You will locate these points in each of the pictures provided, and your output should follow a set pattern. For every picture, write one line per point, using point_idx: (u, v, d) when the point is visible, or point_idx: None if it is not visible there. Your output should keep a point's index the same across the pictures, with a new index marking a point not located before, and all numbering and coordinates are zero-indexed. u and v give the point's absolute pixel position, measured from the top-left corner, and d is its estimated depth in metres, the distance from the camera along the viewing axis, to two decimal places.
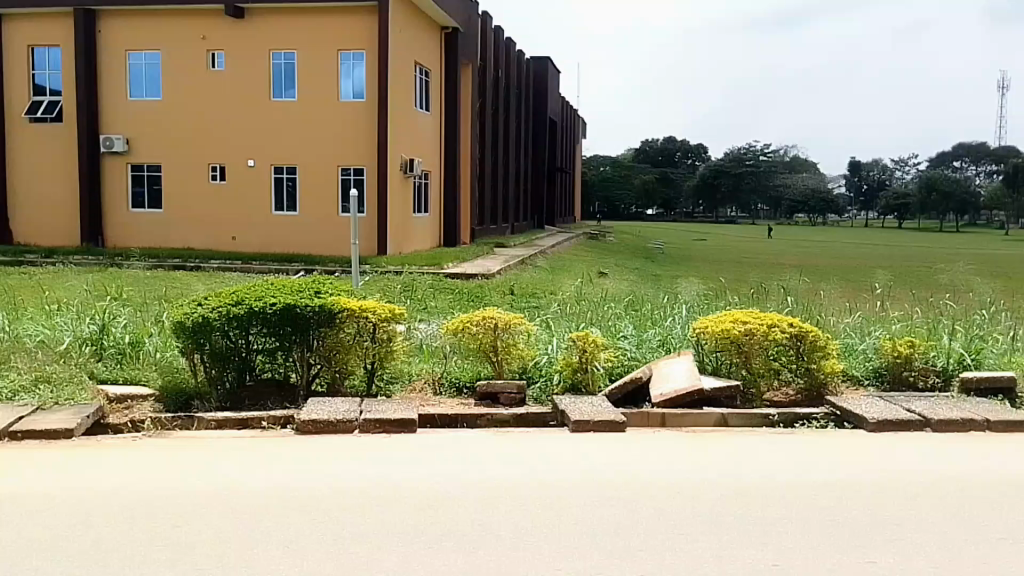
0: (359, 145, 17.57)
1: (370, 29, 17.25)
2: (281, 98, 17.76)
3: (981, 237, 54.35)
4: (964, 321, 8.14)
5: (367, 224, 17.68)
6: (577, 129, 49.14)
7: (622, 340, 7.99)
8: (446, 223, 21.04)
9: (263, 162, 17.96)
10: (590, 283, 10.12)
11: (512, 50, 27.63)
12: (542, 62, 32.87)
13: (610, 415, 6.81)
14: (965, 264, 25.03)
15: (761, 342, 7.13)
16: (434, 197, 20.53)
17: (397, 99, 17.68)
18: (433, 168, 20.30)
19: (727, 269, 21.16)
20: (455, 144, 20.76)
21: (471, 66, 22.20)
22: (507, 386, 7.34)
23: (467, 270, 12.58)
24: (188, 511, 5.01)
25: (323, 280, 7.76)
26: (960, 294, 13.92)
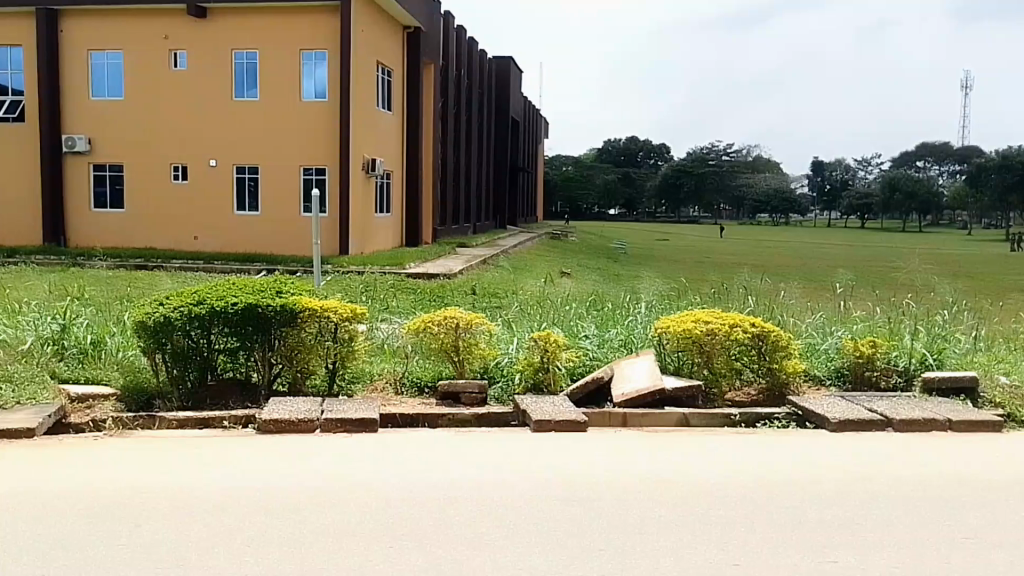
0: (321, 145, 16.83)
1: (334, 28, 16.47)
2: (243, 98, 16.93)
3: (934, 235, 57.57)
4: (925, 320, 8.44)
5: (328, 224, 16.99)
6: (540, 130, 49.26)
7: (584, 340, 7.95)
8: (406, 223, 20.45)
9: (226, 162, 17.11)
10: (553, 282, 10.09)
11: (474, 50, 27.26)
12: (504, 61, 32.67)
13: (571, 415, 6.73)
14: (933, 265, 25.94)
15: (724, 342, 7.22)
16: (396, 197, 19.91)
17: (359, 98, 16.98)
18: (396, 167, 19.70)
19: (687, 268, 21.51)
20: (418, 144, 20.17)
21: (433, 66, 21.60)
22: (469, 386, 7.18)
23: (429, 270, 12.35)
24: (139, 510, 4.74)
25: (284, 280, 7.65)
26: (907, 294, 14.30)
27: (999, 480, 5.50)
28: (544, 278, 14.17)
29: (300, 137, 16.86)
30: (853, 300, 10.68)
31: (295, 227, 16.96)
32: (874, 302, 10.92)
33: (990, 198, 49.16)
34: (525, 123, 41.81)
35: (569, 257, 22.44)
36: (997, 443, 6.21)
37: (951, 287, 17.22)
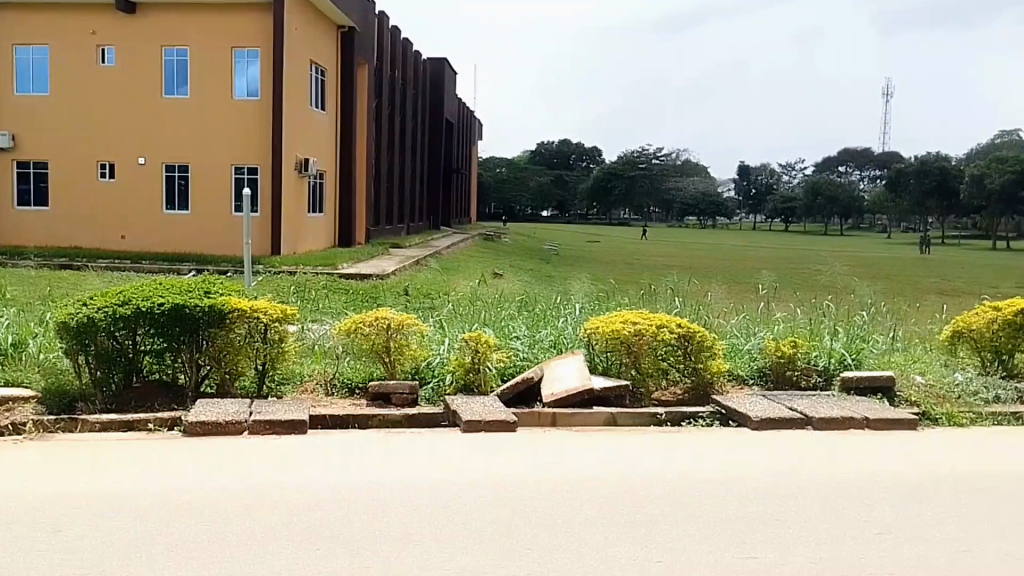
0: (253, 144, 16.63)
1: (267, 26, 16.34)
2: (173, 95, 16.67)
3: (863, 238, 59.54)
4: (844, 321, 8.71)
5: (260, 224, 16.81)
6: (474, 133, 49.62)
7: (515, 341, 8.00)
8: (340, 223, 20.31)
9: (155, 160, 16.80)
10: (484, 283, 10.18)
11: (409, 51, 27.24)
12: (439, 62, 32.72)
13: (500, 415, 6.75)
14: (846, 267, 26.96)
15: (652, 342, 7.31)
16: (328, 197, 19.75)
17: (293, 97, 16.85)
18: (329, 167, 19.54)
19: (619, 270, 21.93)
20: (352, 144, 20.04)
21: (367, 66, 21.52)
22: (399, 387, 7.14)
23: (361, 270, 12.38)
24: (58, 517, 4.63)
25: (213, 280, 7.57)
26: (805, 296, 14.89)
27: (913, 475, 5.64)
28: (475, 278, 14.36)
29: (240, 136, 16.63)
30: (774, 301, 11.00)
31: (226, 227, 16.69)
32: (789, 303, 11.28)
33: (909, 203, 51.18)
34: (460, 126, 42.03)
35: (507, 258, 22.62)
36: (911, 440, 6.41)
37: (856, 286, 17.98)
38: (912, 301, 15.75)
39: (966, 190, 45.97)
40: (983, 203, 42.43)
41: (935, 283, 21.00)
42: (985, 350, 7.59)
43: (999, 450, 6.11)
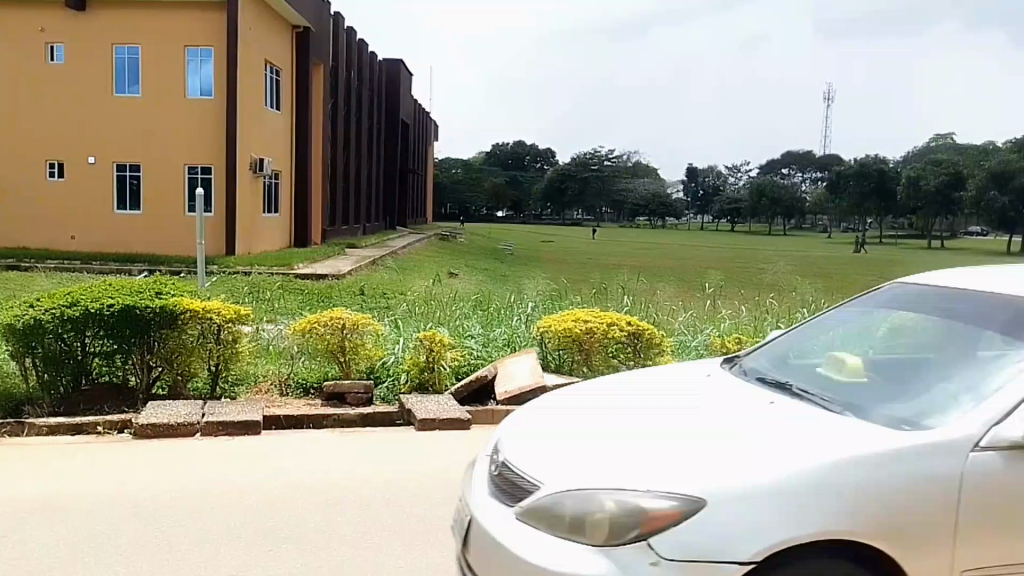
0: (208, 143, 16.40)
1: (220, 26, 16.13)
2: (125, 94, 16.32)
3: (808, 237, 61.09)
4: (788, 318, 9.03)
5: (213, 224, 16.61)
6: (430, 133, 49.60)
7: (469, 340, 8.10)
8: (296, 224, 20.16)
9: (106, 160, 16.44)
10: (440, 283, 10.29)
11: (364, 51, 27.10)
12: (395, 63, 32.52)
13: (456, 412, 6.86)
14: (792, 266, 27.67)
15: (602, 340, 7.50)
16: (284, 197, 19.57)
17: (247, 98, 16.69)
18: (285, 167, 19.34)
19: (572, 269, 22.20)
20: (307, 144, 19.86)
21: (322, 67, 21.37)
22: (355, 387, 7.17)
23: (317, 270, 12.36)
24: (13, 522, 4.61)
25: (165, 280, 7.52)
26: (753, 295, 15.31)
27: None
28: (431, 278, 14.45)
29: (195, 135, 16.37)
30: (722, 300, 11.32)
31: (178, 228, 16.44)
32: (738, 301, 11.63)
33: (850, 203, 52.71)
34: (415, 126, 41.93)
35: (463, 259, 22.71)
36: None
37: (802, 286, 18.49)
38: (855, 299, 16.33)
39: (903, 191, 47.55)
40: (919, 204, 44.15)
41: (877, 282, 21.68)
42: None
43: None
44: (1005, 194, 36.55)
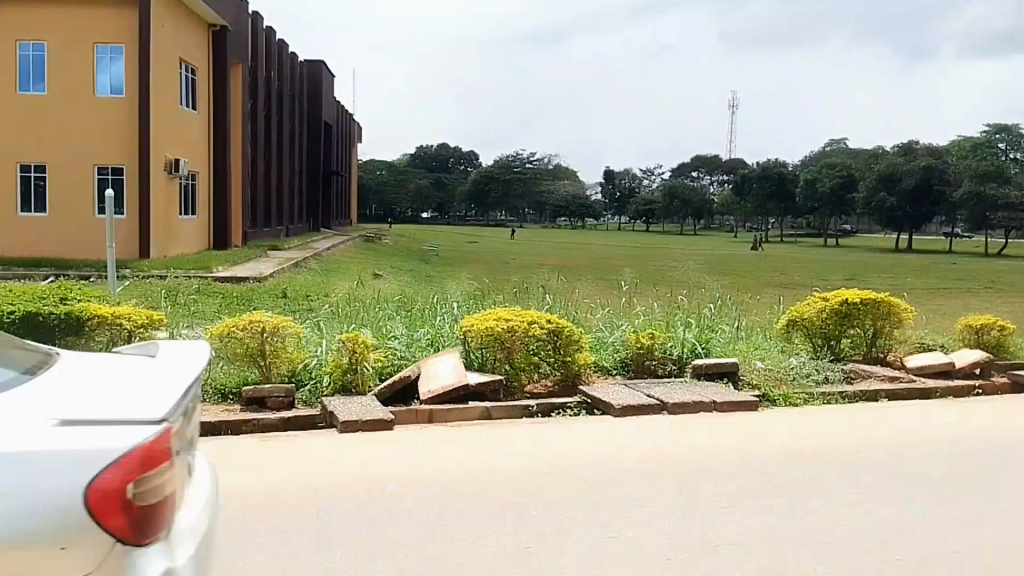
0: (119, 143, 15.73)
1: (132, 23, 15.55)
2: (29, 92, 15.54)
3: (715, 236, 63.40)
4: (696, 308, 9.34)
5: (126, 226, 15.98)
6: (353, 135, 48.95)
7: (391, 340, 6.94)
8: (215, 226, 19.56)
9: (8, 160, 15.59)
10: (362, 284, 10.25)
11: (285, 51, 26.53)
12: (316, 64, 31.93)
13: (378, 413, 5.53)
14: (701, 265, 28.73)
15: (524, 338, 6.43)
16: (201, 199, 18.94)
17: (161, 96, 16.12)
18: (201, 168, 18.71)
19: (493, 270, 22.36)
20: (224, 144, 19.26)
21: (240, 66, 20.83)
22: (275, 389, 5.80)
23: (238, 274, 12.10)
24: None
25: (72, 285, 7.10)
26: (669, 293, 15.83)
27: (779, 413, 6.10)
28: (355, 280, 14.32)
29: (105, 134, 15.67)
30: (635, 296, 11.65)
31: (88, 230, 15.72)
32: (655, 299, 12.02)
33: (754, 205, 55.20)
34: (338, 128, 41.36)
35: (385, 261, 22.50)
36: None
37: (709, 281, 19.20)
38: (763, 295, 17.11)
39: (801, 192, 50.33)
40: (817, 204, 46.79)
41: (779, 277, 22.82)
42: (816, 337, 7.55)
43: (847, 415, 5.97)
44: (891, 195, 39.24)
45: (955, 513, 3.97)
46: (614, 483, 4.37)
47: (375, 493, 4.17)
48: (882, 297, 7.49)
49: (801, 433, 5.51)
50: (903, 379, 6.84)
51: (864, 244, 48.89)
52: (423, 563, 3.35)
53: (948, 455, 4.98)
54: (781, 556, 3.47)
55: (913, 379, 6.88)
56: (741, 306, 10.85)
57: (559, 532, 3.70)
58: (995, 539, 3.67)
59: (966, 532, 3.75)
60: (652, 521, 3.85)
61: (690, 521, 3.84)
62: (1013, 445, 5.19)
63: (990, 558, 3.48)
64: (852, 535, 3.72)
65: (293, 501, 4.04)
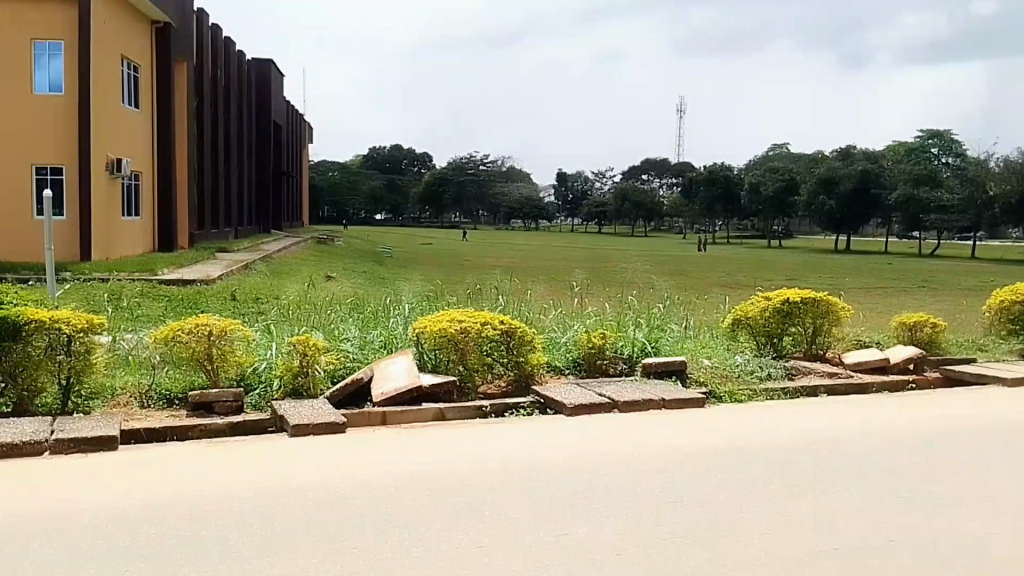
0: (58, 142, 15.22)
1: (70, 19, 15.06)
2: None
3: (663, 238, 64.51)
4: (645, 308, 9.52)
5: (65, 228, 15.46)
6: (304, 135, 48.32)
7: (344, 342, 6.89)
8: (159, 227, 19.07)
9: None
10: (314, 286, 10.15)
11: (231, 49, 26.01)
12: (265, 63, 31.41)
13: (330, 415, 5.49)
14: (650, 266, 29.24)
15: (476, 339, 6.47)
16: (145, 199, 18.45)
17: (101, 95, 15.65)
18: (145, 168, 18.22)
19: (445, 271, 22.33)
20: (168, 143, 18.79)
21: (185, 64, 20.36)
22: (223, 392, 5.70)
23: (185, 276, 11.85)
24: None
25: (10, 289, 6.85)
26: (621, 294, 16.09)
27: (727, 408, 6.26)
28: (306, 282, 14.16)
29: (42, 133, 15.14)
30: (586, 297, 11.82)
31: (25, 233, 15.17)
32: (606, 300, 12.21)
33: (701, 207, 56.29)
34: (289, 129, 40.81)
35: (335, 262, 22.25)
36: None
37: (658, 283, 19.55)
38: (712, 295, 17.51)
39: (746, 195, 51.64)
40: (761, 207, 48.04)
41: (725, 279, 23.38)
42: (758, 335, 7.76)
43: (790, 411, 6.16)
44: (831, 197, 40.58)
45: (891, 505, 4.15)
46: (568, 482, 4.43)
47: (328, 496, 4.14)
48: (821, 297, 7.77)
49: (747, 428, 5.65)
50: (841, 375, 7.09)
51: (805, 245, 50.42)
52: (380, 564, 3.36)
53: (884, 447, 5.20)
54: (732, 548, 3.58)
55: (851, 375, 7.14)
56: (689, 306, 11.10)
57: (515, 529, 3.74)
58: (927, 528, 3.85)
59: (901, 522, 3.93)
60: (607, 517, 3.92)
61: (644, 517, 3.92)
62: (945, 437, 5.44)
63: (924, 546, 3.65)
64: (797, 525, 3.86)
65: (244, 506, 3.99)
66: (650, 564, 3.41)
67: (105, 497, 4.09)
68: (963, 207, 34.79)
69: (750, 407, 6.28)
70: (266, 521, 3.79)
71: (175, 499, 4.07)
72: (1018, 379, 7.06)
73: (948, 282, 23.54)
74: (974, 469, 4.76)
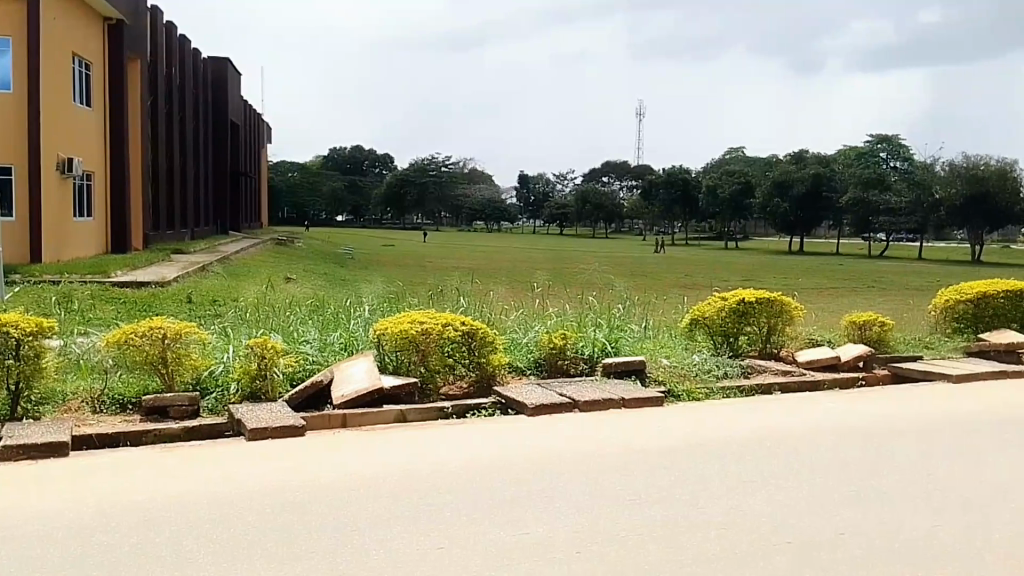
0: (5, 141, 14.77)
1: (18, 14, 14.63)
2: None
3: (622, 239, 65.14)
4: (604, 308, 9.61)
5: (13, 229, 15.01)
6: (261, 134, 47.63)
7: (303, 345, 6.83)
8: (112, 228, 18.63)
9: None
10: (272, 288, 10.04)
11: (187, 48, 25.53)
12: (220, 62, 30.89)
13: (289, 418, 5.45)
14: (610, 267, 29.49)
15: (438, 341, 6.47)
16: (98, 200, 18.01)
17: (52, 93, 15.24)
18: (97, 168, 17.80)
19: (406, 273, 22.24)
20: (121, 143, 18.37)
21: (138, 62, 19.93)
22: (177, 397, 5.61)
23: (139, 278, 11.62)
24: None
25: None
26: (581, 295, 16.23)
27: (685, 406, 6.37)
28: (264, 283, 13.99)
29: None
30: (546, 298, 11.88)
31: None
32: (567, 300, 12.32)
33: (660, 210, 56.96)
34: (246, 128, 40.24)
35: (294, 264, 22.00)
36: None
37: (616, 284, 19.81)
38: (670, 296, 17.76)
39: (703, 197, 52.51)
40: (718, 209, 48.84)
41: (683, 279, 23.78)
42: (715, 335, 7.91)
43: (746, 409, 6.30)
44: (785, 200, 41.44)
45: (841, 499, 4.29)
46: (530, 481, 4.48)
47: (287, 500, 4.12)
48: (775, 297, 7.95)
49: (704, 426, 5.77)
50: (795, 374, 7.27)
51: (760, 246, 51.48)
52: (340, 567, 3.36)
53: (835, 443, 5.35)
54: (688, 544, 3.66)
55: (803, 373, 7.33)
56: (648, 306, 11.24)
57: (476, 531, 3.76)
58: (874, 521, 3.99)
59: (850, 515, 4.06)
60: (566, 516, 3.97)
61: (603, 515, 3.98)
62: (892, 433, 5.62)
63: (870, 538, 3.78)
64: (750, 520, 3.96)
65: (201, 511, 3.95)
66: (607, 561, 3.47)
67: (56, 504, 4.00)
68: (911, 210, 35.81)
69: (708, 405, 6.40)
70: (223, 527, 3.75)
71: (128, 505, 4.00)
72: (962, 376, 7.32)
73: (896, 282, 24.30)
74: (919, 463, 4.93)
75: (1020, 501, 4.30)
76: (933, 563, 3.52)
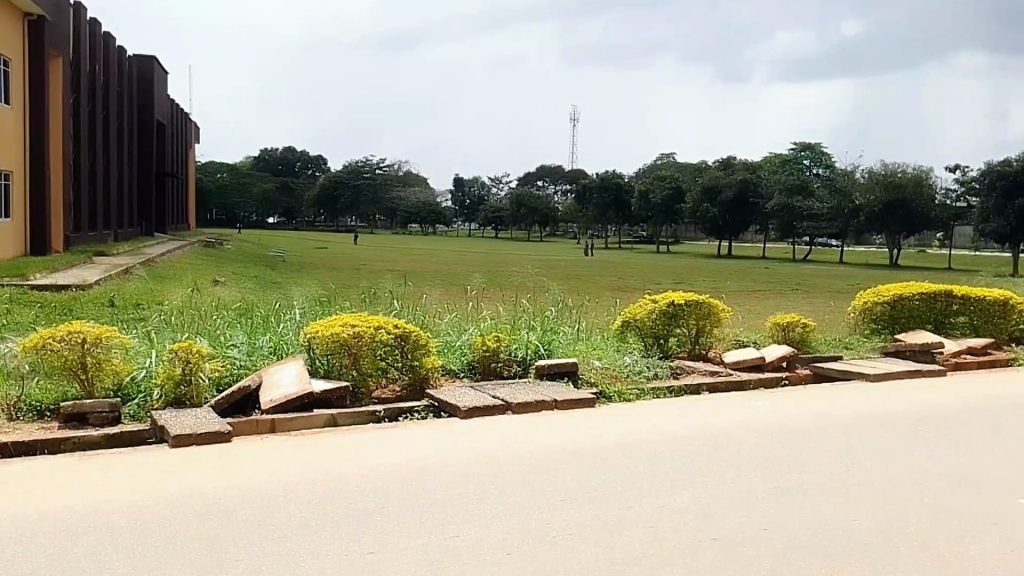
0: None
1: None
2: None
3: (561, 242, 65.83)
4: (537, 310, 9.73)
5: None
6: (191, 134, 46.52)
7: (231, 349, 6.72)
8: (32, 230, 17.91)
9: None
10: (199, 291, 9.86)
11: (112, 45, 24.78)
12: (147, 60, 30.10)
13: (215, 424, 5.36)
14: (543, 269, 29.81)
15: (370, 344, 6.44)
16: (16, 200, 17.30)
17: None
18: (16, 167, 17.12)
19: (341, 276, 22.10)
20: (41, 142, 17.72)
21: (60, 58, 19.24)
22: (97, 403, 5.44)
23: (58, 281, 11.25)
24: None
25: None
26: (510, 298, 16.41)
27: (616, 407, 6.49)
28: (191, 287, 13.69)
29: None
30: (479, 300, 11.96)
31: None
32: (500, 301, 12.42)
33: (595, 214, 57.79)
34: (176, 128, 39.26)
35: (227, 267, 21.61)
36: None
37: (547, 286, 20.06)
38: (598, 297, 18.09)
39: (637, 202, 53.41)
40: (651, 213, 49.80)
41: (613, 281, 24.29)
42: (646, 336, 8.08)
43: (676, 409, 6.45)
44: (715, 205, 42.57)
45: (764, 496, 4.44)
46: (462, 485, 4.50)
47: (213, 508, 4.04)
48: (703, 299, 8.16)
49: (634, 426, 5.89)
50: (722, 374, 7.48)
51: (693, 250, 52.54)
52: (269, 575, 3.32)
53: (758, 442, 5.53)
54: (618, 543, 3.75)
55: (731, 373, 7.55)
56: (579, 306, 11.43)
57: (408, 535, 3.76)
58: (794, 516, 4.15)
59: (773, 511, 4.21)
60: (499, 519, 4.00)
61: (534, 518, 4.02)
62: (813, 431, 5.83)
63: (792, 534, 3.92)
64: (678, 518, 4.07)
65: (121, 522, 3.84)
66: (538, 562, 3.52)
67: None
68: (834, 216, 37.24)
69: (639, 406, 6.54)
70: (146, 538, 3.67)
71: (43, 517, 3.87)
72: (880, 374, 7.64)
73: (816, 284, 25.23)
74: (837, 459, 5.14)
75: (932, 494, 4.52)
76: (848, 556, 3.68)
